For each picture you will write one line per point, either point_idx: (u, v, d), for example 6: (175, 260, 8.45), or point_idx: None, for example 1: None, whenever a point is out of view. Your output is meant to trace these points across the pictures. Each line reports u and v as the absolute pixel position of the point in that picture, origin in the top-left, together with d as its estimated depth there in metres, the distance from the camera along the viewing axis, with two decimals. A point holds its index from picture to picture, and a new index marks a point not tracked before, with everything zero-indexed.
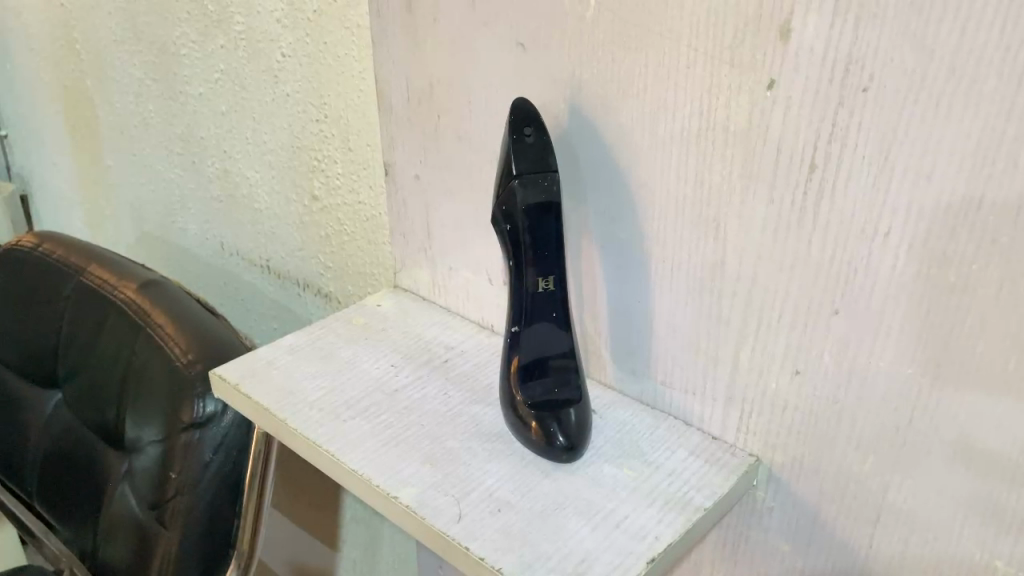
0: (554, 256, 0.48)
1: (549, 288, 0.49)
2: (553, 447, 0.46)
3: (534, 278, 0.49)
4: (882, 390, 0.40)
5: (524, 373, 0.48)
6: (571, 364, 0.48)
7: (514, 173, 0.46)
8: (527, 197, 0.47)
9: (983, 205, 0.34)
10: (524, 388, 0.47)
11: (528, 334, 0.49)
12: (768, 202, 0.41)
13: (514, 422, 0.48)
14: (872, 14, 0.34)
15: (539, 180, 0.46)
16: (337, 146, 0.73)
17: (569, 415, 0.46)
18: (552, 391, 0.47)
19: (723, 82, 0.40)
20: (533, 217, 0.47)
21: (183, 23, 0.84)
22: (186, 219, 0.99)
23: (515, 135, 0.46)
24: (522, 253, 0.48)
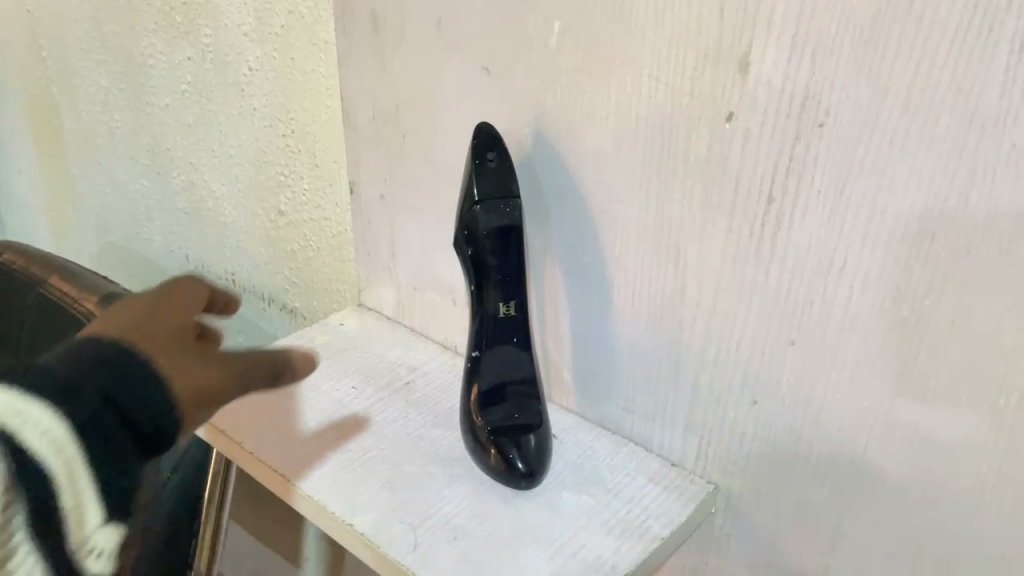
0: (516, 281, 0.48)
1: (510, 313, 0.49)
2: (511, 473, 0.45)
3: (496, 303, 0.49)
4: (838, 422, 0.41)
5: (483, 396, 0.48)
6: (532, 390, 0.48)
7: (476, 198, 0.46)
8: (488, 222, 0.46)
9: (935, 241, 0.34)
10: (484, 413, 0.47)
11: (489, 359, 0.49)
12: (727, 233, 0.41)
13: (474, 448, 0.47)
14: (828, 50, 0.35)
15: (500, 205, 0.46)
16: (303, 161, 0.73)
17: (529, 440, 0.46)
18: (512, 416, 0.47)
19: (684, 112, 0.40)
20: (493, 244, 0.47)
21: (151, 34, 0.83)
22: (151, 230, 0.98)
23: (477, 160, 0.46)
24: (485, 278, 0.48)
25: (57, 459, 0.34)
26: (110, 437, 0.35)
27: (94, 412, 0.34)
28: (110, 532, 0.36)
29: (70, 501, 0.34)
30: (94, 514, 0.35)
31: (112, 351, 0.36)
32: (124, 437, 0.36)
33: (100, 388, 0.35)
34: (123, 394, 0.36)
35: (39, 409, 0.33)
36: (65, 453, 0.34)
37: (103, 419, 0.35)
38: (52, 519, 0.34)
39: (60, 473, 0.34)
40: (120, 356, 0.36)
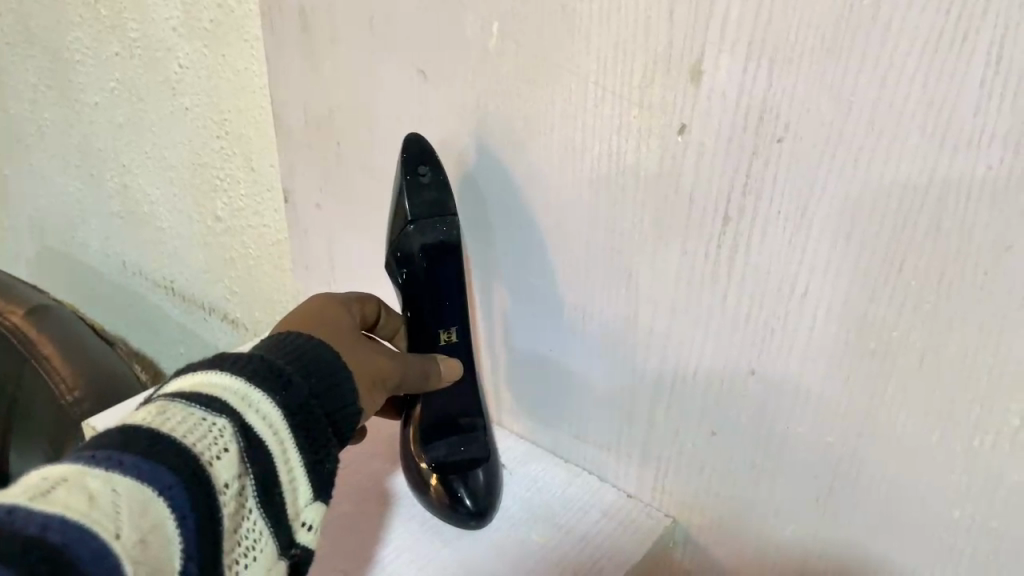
0: (457, 306, 0.45)
1: (451, 340, 0.46)
2: (458, 511, 0.43)
3: (434, 331, 0.46)
4: (801, 458, 0.38)
5: (424, 430, 0.45)
6: (478, 423, 0.46)
7: (410, 218, 0.42)
8: (426, 245, 0.43)
9: (904, 270, 0.32)
10: (427, 447, 0.45)
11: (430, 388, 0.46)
12: (681, 255, 0.38)
13: (416, 485, 0.44)
14: (787, 60, 0.31)
15: (437, 224, 0.42)
16: (238, 165, 0.68)
17: (477, 476, 0.44)
18: (457, 450, 0.44)
19: (633, 124, 0.37)
20: (431, 268, 0.44)
21: (75, 28, 0.78)
22: (86, 234, 0.93)
23: (410, 175, 0.42)
24: (420, 303, 0.45)
25: (272, 437, 0.30)
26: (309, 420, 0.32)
27: (318, 418, 0.32)
28: (319, 505, 0.32)
29: (285, 476, 0.31)
30: (304, 492, 0.32)
31: (308, 347, 0.33)
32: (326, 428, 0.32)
33: (308, 384, 0.32)
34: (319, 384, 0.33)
35: (262, 396, 0.30)
36: (280, 434, 0.31)
37: (278, 387, 0.31)
38: (274, 494, 0.31)
39: (283, 457, 0.31)
40: (321, 355, 0.33)
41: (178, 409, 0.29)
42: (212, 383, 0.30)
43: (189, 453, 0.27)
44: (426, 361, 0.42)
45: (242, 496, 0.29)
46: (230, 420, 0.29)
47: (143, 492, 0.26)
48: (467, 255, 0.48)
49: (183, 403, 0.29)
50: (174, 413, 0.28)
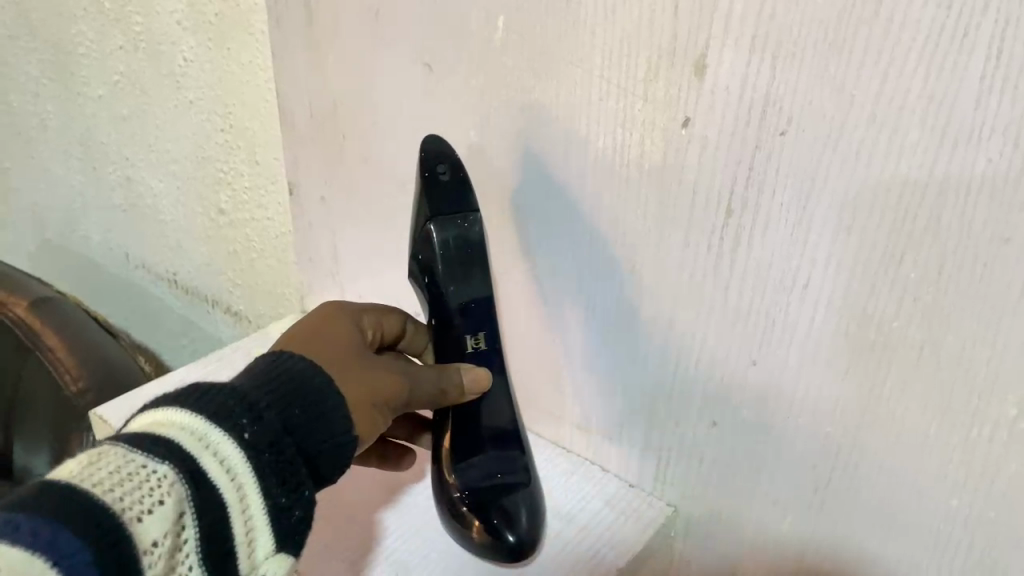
0: (482, 309, 0.45)
1: (480, 346, 0.45)
2: (503, 550, 0.40)
3: (463, 337, 0.45)
4: (800, 449, 0.38)
5: (457, 464, 0.42)
6: (512, 444, 0.43)
7: (429, 216, 0.43)
8: (445, 241, 0.43)
9: (904, 262, 0.32)
10: (460, 475, 0.42)
11: (461, 420, 0.43)
12: (683, 247, 0.38)
13: (452, 519, 0.42)
14: (790, 54, 0.32)
15: (456, 221, 0.43)
16: (242, 158, 0.69)
17: (517, 505, 0.41)
18: (493, 476, 0.42)
19: (637, 117, 0.38)
20: (451, 268, 0.44)
21: (80, 21, 0.78)
22: (88, 227, 0.94)
23: (428, 173, 0.42)
24: (443, 305, 0.45)
25: (227, 481, 0.30)
26: (280, 454, 0.32)
27: (291, 457, 0.32)
28: (279, 557, 0.32)
29: (240, 524, 0.31)
30: (265, 541, 0.31)
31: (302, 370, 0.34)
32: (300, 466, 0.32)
33: (282, 418, 0.32)
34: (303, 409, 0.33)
35: (220, 435, 0.31)
36: (236, 478, 0.30)
37: (233, 425, 0.31)
38: (224, 542, 0.30)
39: (238, 503, 0.31)
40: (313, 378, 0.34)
41: (118, 455, 0.29)
42: (173, 423, 0.30)
43: (109, 507, 0.28)
44: (441, 372, 0.41)
45: (178, 549, 0.29)
46: (172, 465, 0.29)
47: (36, 560, 0.26)
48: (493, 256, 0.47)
49: (127, 448, 0.29)
50: (108, 461, 0.29)
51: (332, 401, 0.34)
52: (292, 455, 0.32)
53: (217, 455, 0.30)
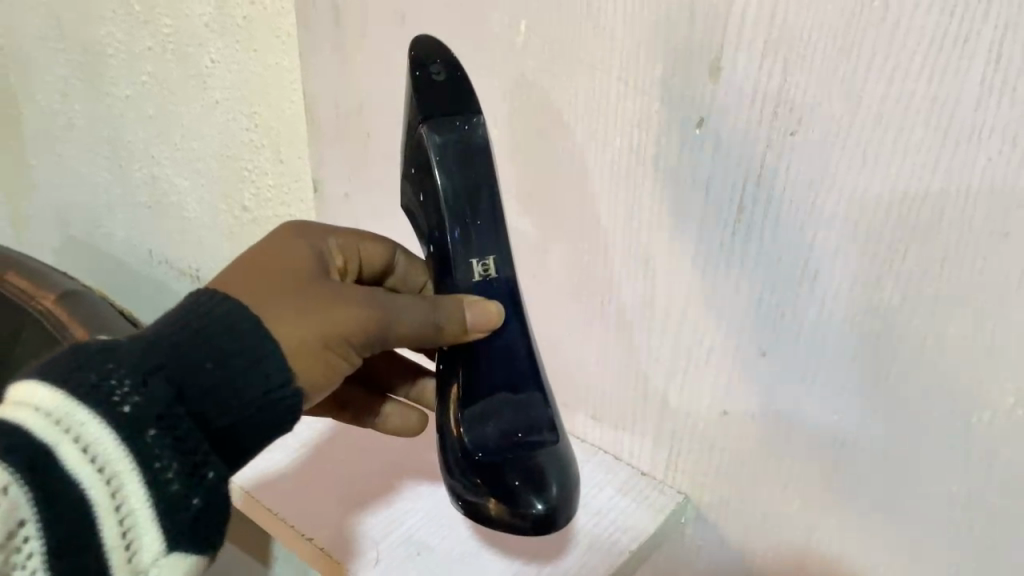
0: (488, 229, 0.40)
1: (489, 274, 0.40)
2: (530, 520, 0.37)
3: (469, 264, 0.40)
4: (807, 437, 0.40)
5: (472, 423, 0.39)
6: (534, 401, 0.40)
7: (421, 118, 0.39)
8: (444, 145, 0.39)
9: (908, 256, 0.34)
10: (477, 438, 0.39)
11: (478, 375, 0.40)
12: (696, 242, 0.40)
13: (471, 486, 0.38)
14: (800, 58, 0.33)
15: (452, 122, 0.39)
16: (267, 157, 0.71)
17: (542, 469, 0.38)
18: (514, 438, 0.39)
19: (653, 117, 0.39)
20: (455, 178, 0.39)
21: (109, 22, 0.80)
22: (113, 223, 0.96)
23: (419, 71, 0.39)
24: (444, 227, 0.40)
25: (93, 479, 0.30)
26: (172, 429, 0.31)
27: (191, 437, 0.32)
28: (172, 555, 0.31)
29: (116, 521, 0.30)
30: (150, 538, 0.31)
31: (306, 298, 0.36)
32: (206, 449, 0.32)
33: (181, 397, 0.32)
34: (230, 356, 0.33)
35: (87, 423, 0.30)
36: (105, 474, 0.30)
37: (104, 403, 0.30)
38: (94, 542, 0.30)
39: (110, 501, 0.30)
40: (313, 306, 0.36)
41: None
42: (38, 407, 0.30)
43: None
44: (435, 308, 0.37)
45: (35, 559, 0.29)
46: (20, 470, 0.29)
47: None
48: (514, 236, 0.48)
49: None
50: None
51: (264, 344, 0.33)
52: (186, 426, 0.31)
53: (83, 449, 0.30)
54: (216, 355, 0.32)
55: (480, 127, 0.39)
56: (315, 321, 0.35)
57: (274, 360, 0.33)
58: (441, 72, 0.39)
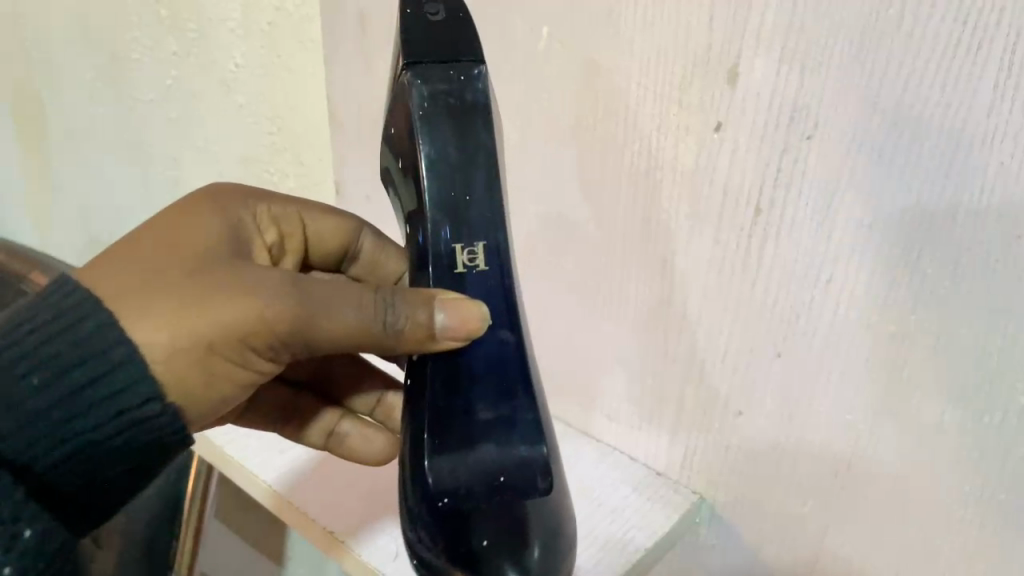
0: (479, 204, 0.37)
1: (477, 258, 0.37)
2: None
3: (454, 243, 0.37)
4: (822, 437, 0.40)
5: (447, 459, 0.36)
6: (523, 448, 0.36)
7: (408, 63, 0.36)
8: (432, 96, 0.36)
9: (922, 258, 0.34)
10: (453, 484, 0.35)
11: (464, 410, 0.37)
12: (714, 244, 0.41)
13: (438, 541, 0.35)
14: (817, 63, 0.34)
15: (444, 71, 0.36)
16: (290, 160, 0.72)
17: (517, 531, 0.35)
18: (495, 490, 0.36)
19: (672, 121, 0.40)
20: (440, 136, 0.36)
21: (134, 25, 0.80)
22: (135, 225, 0.98)
23: (416, 12, 0.37)
24: (425, 197, 0.37)
25: None
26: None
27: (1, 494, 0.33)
28: None
29: None
30: None
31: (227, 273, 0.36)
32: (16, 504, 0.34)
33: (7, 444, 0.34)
34: (76, 368, 0.34)
35: None
36: None
37: None
38: None
39: None
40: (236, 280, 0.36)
41: None
42: None
43: None
44: (387, 303, 0.36)
45: None
46: None
47: None
48: (533, 233, 0.49)
49: None
50: None
51: (120, 350, 0.34)
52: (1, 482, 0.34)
53: None
54: (58, 365, 0.34)
55: (480, 81, 0.36)
56: (204, 319, 0.35)
57: (133, 369, 0.35)
58: (439, 11, 0.37)
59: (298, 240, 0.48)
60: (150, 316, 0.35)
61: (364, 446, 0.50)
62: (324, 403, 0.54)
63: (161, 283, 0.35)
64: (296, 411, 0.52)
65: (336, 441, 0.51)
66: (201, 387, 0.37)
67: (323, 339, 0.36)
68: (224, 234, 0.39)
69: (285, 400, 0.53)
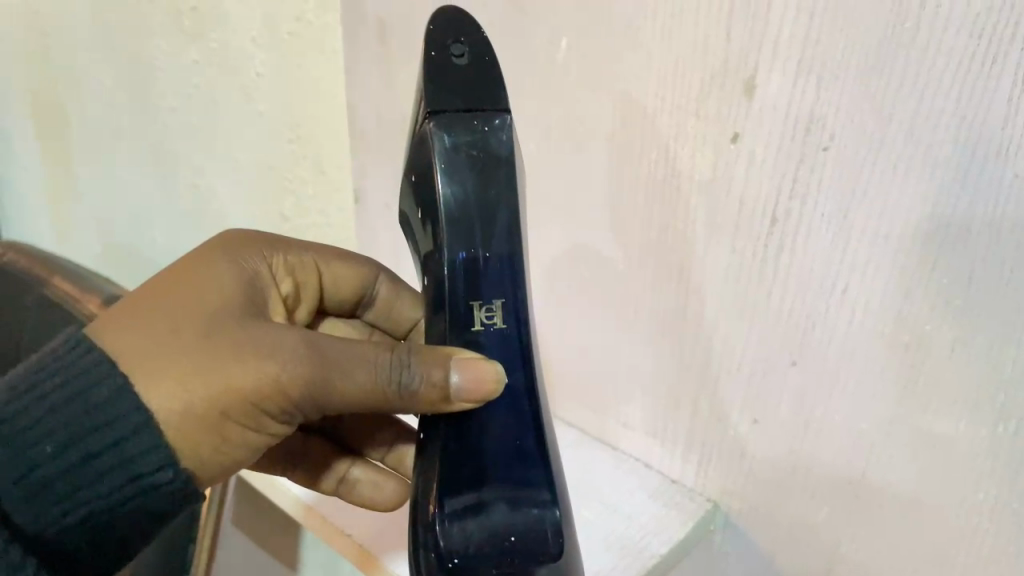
0: (498, 268, 0.37)
1: (496, 322, 0.37)
2: None
3: (474, 307, 0.37)
4: (837, 445, 0.41)
5: (457, 522, 0.36)
6: (538, 514, 0.36)
7: (431, 115, 0.36)
8: (455, 151, 0.36)
9: (937, 268, 0.34)
10: (464, 546, 0.35)
11: (479, 469, 0.37)
12: (730, 253, 0.41)
13: None
14: (833, 75, 0.35)
15: (467, 123, 0.36)
16: (308, 168, 0.73)
17: None
18: (506, 555, 0.35)
19: (689, 132, 0.40)
20: (461, 191, 0.36)
21: (156, 35, 0.82)
22: (155, 231, 0.99)
23: (440, 54, 0.36)
24: (444, 255, 0.37)
25: None
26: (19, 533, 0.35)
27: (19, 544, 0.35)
28: None
29: None
30: None
31: (242, 334, 0.36)
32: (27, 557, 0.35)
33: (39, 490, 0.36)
34: (90, 435, 0.36)
35: None
36: None
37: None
38: None
39: None
40: (246, 341, 0.36)
41: None
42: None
43: None
44: (402, 365, 0.36)
45: None
46: None
47: None
48: (550, 239, 0.50)
49: None
50: None
51: (134, 416, 0.35)
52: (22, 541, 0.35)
53: None
54: (72, 432, 0.36)
55: (503, 132, 0.36)
56: (216, 382, 0.35)
57: (147, 435, 0.36)
58: (464, 53, 0.36)
59: (313, 284, 0.49)
60: (164, 383, 0.35)
61: (378, 494, 0.50)
62: (338, 449, 0.54)
63: (174, 346, 0.35)
64: (306, 455, 0.53)
65: (349, 487, 0.51)
66: (213, 449, 0.37)
67: (339, 400, 0.36)
68: (241, 287, 0.40)
69: (295, 443, 0.54)
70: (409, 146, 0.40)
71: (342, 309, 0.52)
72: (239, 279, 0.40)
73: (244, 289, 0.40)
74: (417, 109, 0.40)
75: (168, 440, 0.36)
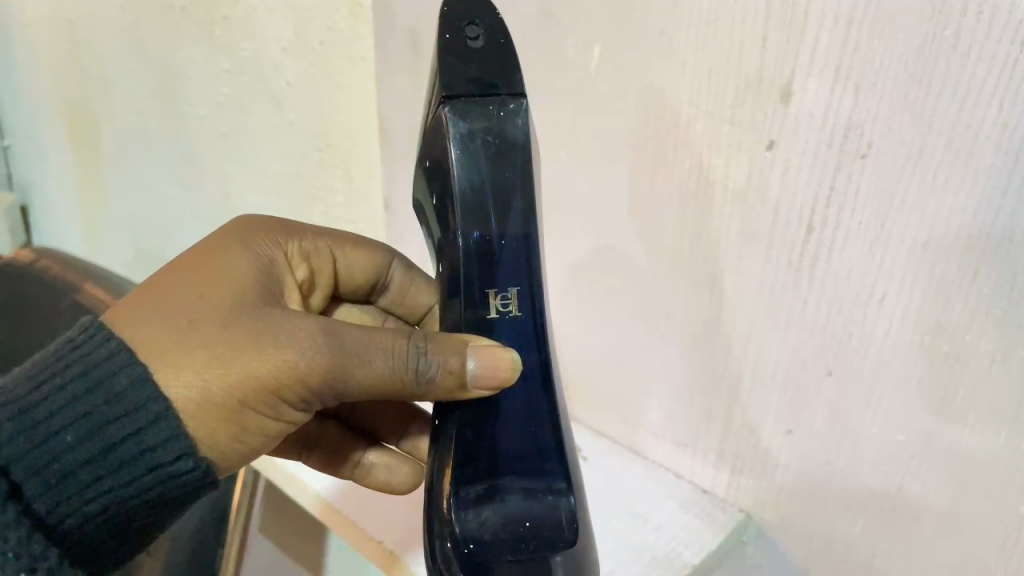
0: (512, 257, 0.37)
1: (513, 312, 0.38)
2: None
3: (488, 296, 0.37)
4: (873, 456, 0.40)
5: (473, 509, 0.37)
6: (551, 498, 0.38)
7: (444, 99, 0.35)
8: (468, 137, 0.35)
9: (977, 277, 0.34)
10: (482, 529, 0.36)
11: (495, 464, 0.38)
12: (765, 261, 0.41)
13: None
14: (872, 83, 0.34)
15: (480, 108, 0.35)
16: (337, 174, 0.73)
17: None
18: (524, 537, 0.36)
19: (724, 140, 0.40)
20: (476, 178, 0.36)
21: (187, 44, 0.83)
22: (184, 237, 1.00)
23: (455, 36, 0.35)
24: (457, 242, 0.37)
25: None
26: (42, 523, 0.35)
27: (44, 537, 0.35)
28: None
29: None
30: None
31: (260, 323, 0.36)
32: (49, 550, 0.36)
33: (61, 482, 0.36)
34: (110, 425, 0.36)
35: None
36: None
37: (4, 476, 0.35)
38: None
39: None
40: (263, 330, 0.36)
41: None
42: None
43: None
44: (418, 354, 0.36)
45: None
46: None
47: None
48: (581, 246, 0.50)
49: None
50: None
51: (152, 406, 0.36)
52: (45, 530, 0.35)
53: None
54: (93, 424, 0.36)
55: (518, 117, 0.35)
56: (234, 371, 0.36)
57: (166, 425, 0.36)
58: (479, 34, 0.35)
59: (327, 272, 0.49)
60: (183, 373, 0.35)
61: (392, 478, 0.52)
62: (353, 435, 0.55)
63: (192, 336, 0.36)
64: (320, 443, 0.54)
65: (364, 472, 0.53)
66: (230, 437, 0.37)
67: (355, 388, 0.36)
68: (256, 275, 0.40)
69: (311, 430, 0.54)
70: (422, 128, 0.40)
71: (356, 294, 0.53)
72: (255, 268, 0.40)
73: (261, 278, 0.40)
74: (429, 92, 0.39)
75: (186, 430, 0.36)
